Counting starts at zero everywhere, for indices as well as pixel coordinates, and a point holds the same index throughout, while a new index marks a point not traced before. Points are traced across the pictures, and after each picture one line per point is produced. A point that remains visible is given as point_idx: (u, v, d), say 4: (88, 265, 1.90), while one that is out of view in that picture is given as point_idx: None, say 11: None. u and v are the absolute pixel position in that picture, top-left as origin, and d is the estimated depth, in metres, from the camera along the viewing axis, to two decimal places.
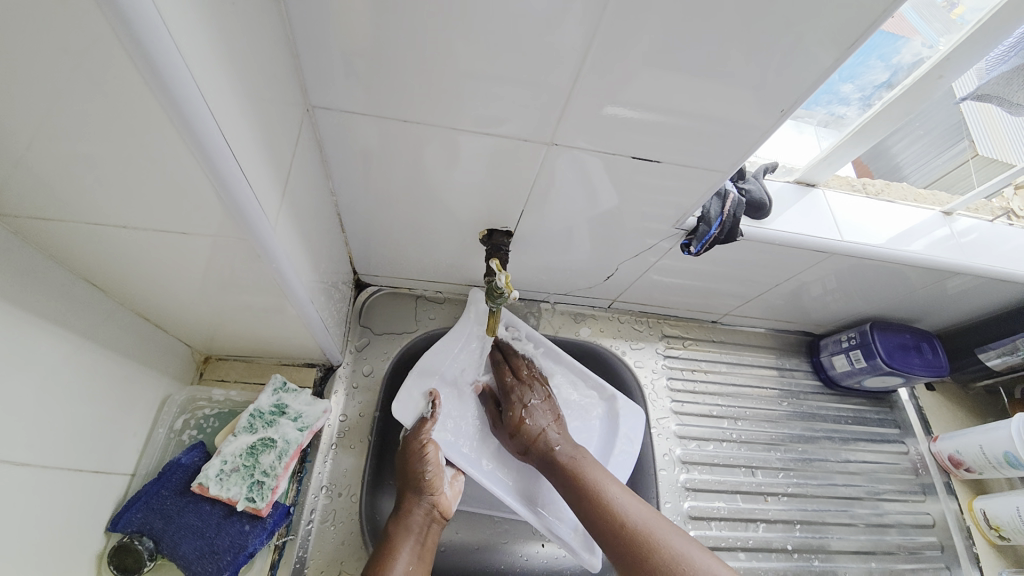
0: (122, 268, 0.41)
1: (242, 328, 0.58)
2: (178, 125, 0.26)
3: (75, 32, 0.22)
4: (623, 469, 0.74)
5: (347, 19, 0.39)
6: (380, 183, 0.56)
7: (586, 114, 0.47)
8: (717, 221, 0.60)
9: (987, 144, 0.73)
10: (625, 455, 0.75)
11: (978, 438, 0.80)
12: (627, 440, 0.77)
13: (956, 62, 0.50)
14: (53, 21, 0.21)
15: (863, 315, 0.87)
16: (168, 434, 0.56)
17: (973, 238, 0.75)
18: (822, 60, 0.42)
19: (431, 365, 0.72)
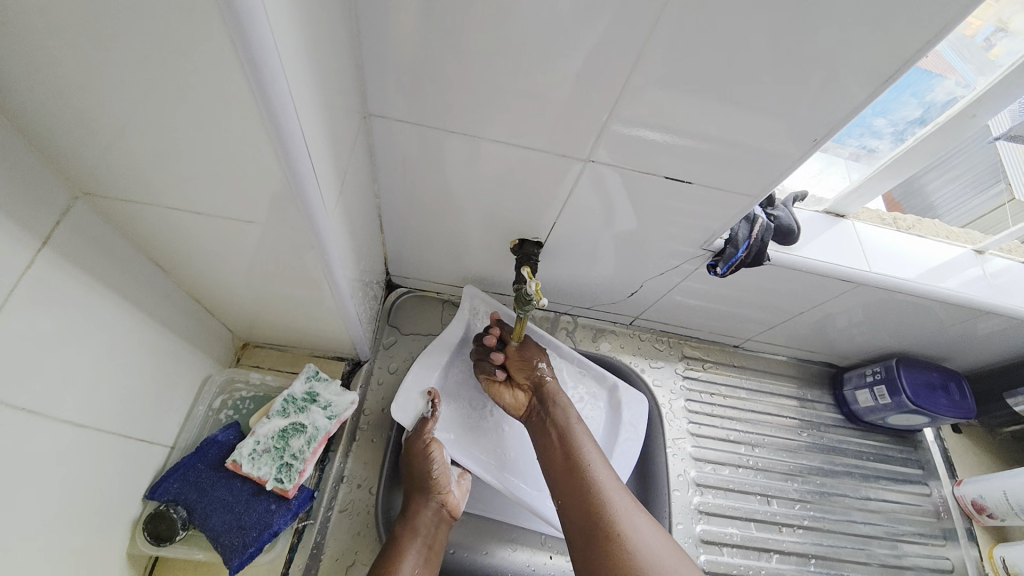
0: (186, 249, 0.45)
1: (282, 318, 0.61)
2: (265, 122, 0.30)
3: (195, 37, 0.25)
4: (628, 458, 0.76)
5: (410, 37, 0.42)
6: (422, 190, 0.60)
7: (624, 135, 0.49)
8: (745, 245, 0.62)
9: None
10: (630, 443, 0.77)
11: (1001, 483, 0.78)
12: (631, 428, 0.79)
13: (991, 103, 0.51)
14: (180, 27, 0.24)
15: (889, 350, 0.86)
16: (207, 411, 0.60)
17: (1006, 278, 0.74)
18: (858, 94, 0.43)
19: (430, 365, 0.72)
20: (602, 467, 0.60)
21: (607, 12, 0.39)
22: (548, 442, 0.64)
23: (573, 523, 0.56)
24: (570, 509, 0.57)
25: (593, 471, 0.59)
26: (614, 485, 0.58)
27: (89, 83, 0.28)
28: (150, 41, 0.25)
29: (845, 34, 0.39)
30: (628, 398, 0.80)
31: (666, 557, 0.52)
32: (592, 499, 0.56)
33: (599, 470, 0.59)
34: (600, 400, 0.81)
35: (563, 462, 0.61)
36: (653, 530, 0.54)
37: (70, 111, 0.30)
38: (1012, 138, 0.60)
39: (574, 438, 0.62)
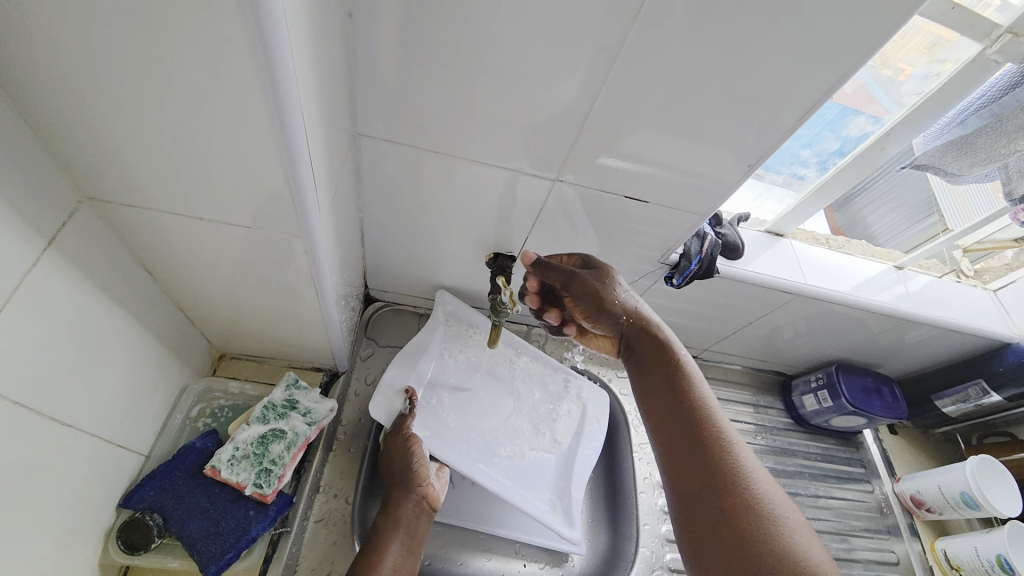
0: (178, 253, 0.47)
1: (263, 329, 0.63)
2: (276, 134, 0.34)
3: (224, 60, 0.29)
4: (593, 447, 0.80)
5: (399, 67, 0.47)
6: (403, 206, 0.64)
7: (588, 158, 0.56)
8: (697, 259, 0.68)
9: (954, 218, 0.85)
10: (594, 435, 0.81)
11: (937, 478, 0.86)
12: (595, 421, 0.83)
13: (896, 137, 0.60)
14: (213, 50, 0.28)
15: (830, 357, 0.95)
16: (184, 420, 0.61)
17: (922, 289, 0.84)
18: (786, 128, 0.51)
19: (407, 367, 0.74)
20: (722, 419, 0.54)
21: (574, 51, 0.45)
22: (656, 389, 0.59)
23: (688, 474, 0.51)
24: (684, 459, 0.52)
25: (713, 422, 0.54)
26: (737, 441, 0.53)
27: (117, 93, 0.31)
28: (184, 61, 0.29)
29: (772, 78, 0.47)
30: (588, 395, 0.84)
31: (794, 521, 0.46)
32: (715, 452, 0.51)
33: (721, 422, 0.54)
34: (566, 395, 0.84)
35: (677, 409, 0.55)
36: (780, 489, 0.49)
37: (94, 117, 0.33)
38: (920, 166, 0.69)
39: (690, 387, 0.57)
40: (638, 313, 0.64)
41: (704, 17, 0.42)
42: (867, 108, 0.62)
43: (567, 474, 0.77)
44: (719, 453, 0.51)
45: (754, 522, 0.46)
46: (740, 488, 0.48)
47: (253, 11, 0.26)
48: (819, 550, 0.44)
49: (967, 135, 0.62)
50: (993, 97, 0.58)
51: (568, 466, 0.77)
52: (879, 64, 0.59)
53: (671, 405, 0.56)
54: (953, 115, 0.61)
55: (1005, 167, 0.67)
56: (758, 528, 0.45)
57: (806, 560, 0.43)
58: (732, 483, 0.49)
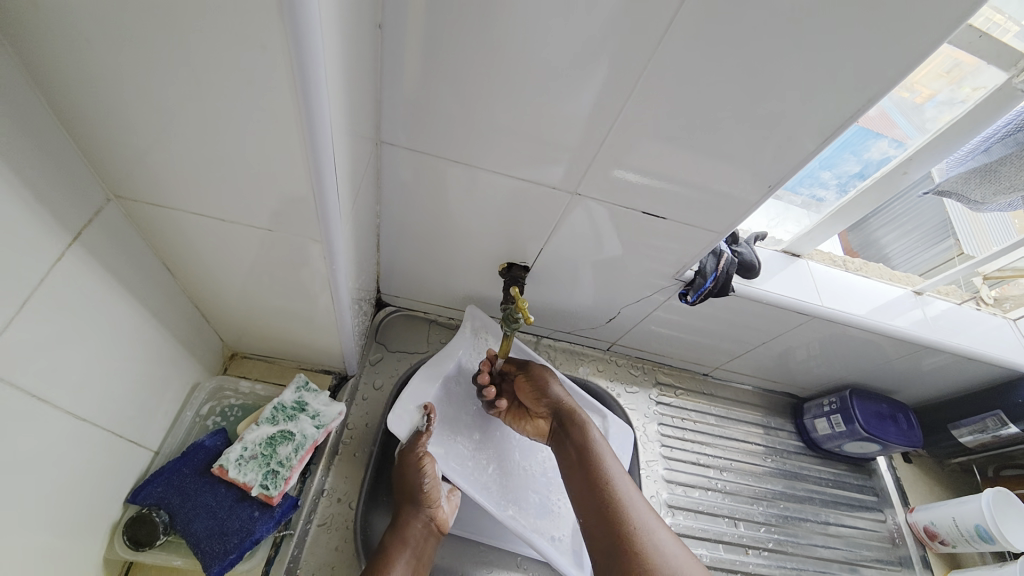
0: (198, 253, 0.48)
1: (276, 330, 0.63)
2: (302, 139, 0.34)
3: (259, 68, 0.30)
4: None
5: (424, 76, 0.48)
6: (419, 213, 0.64)
7: (607, 172, 0.55)
8: (712, 276, 0.67)
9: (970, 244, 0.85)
10: None
11: (951, 510, 0.83)
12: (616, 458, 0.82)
13: (919, 161, 0.59)
14: (250, 59, 0.29)
15: (844, 380, 0.94)
16: (194, 417, 0.61)
17: (940, 316, 0.83)
18: (809, 149, 0.50)
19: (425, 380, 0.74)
20: (624, 479, 0.61)
21: (599, 67, 0.45)
22: (576, 471, 0.63)
23: (600, 543, 0.55)
24: (597, 531, 0.56)
25: (623, 492, 0.59)
26: (644, 509, 0.58)
27: (154, 95, 0.32)
28: (224, 69, 0.30)
29: (797, 98, 0.46)
30: (615, 429, 0.83)
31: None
32: (624, 519, 0.56)
33: (628, 491, 0.59)
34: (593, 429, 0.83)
35: (591, 484, 0.60)
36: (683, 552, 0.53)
37: (130, 118, 0.34)
38: (943, 191, 0.68)
39: (603, 461, 0.62)
40: (566, 399, 0.71)
41: (732, 36, 0.42)
42: (890, 131, 0.62)
43: (579, 510, 0.75)
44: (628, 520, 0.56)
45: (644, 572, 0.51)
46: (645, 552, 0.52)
47: (292, 21, 0.27)
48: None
49: (991, 163, 0.61)
50: (1018, 126, 0.58)
51: (581, 502, 0.76)
52: (901, 88, 0.59)
53: (589, 482, 0.61)
54: (978, 141, 0.61)
55: None
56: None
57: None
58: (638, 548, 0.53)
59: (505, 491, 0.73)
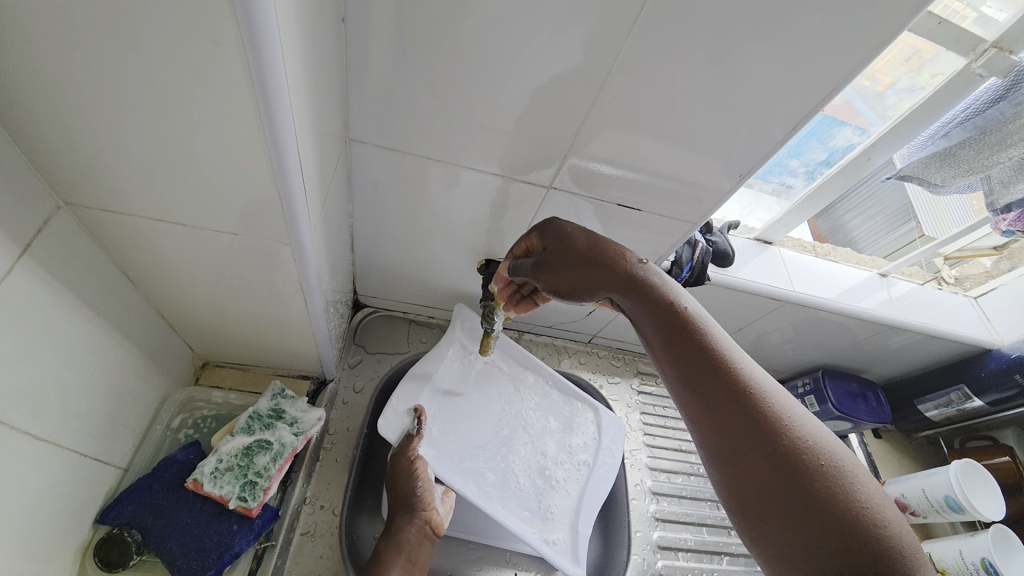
0: (159, 260, 0.46)
1: (247, 336, 0.61)
2: (265, 139, 0.33)
3: (214, 66, 0.28)
4: (604, 480, 0.79)
5: (391, 71, 0.47)
6: (393, 211, 0.63)
7: (581, 166, 0.55)
8: (688, 266, 0.68)
9: (931, 225, 0.87)
10: (606, 467, 0.80)
11: (921, 482, 0.87)
12: (608, 453, 0.82)
13: (882, 148, 0.61)
14: (204, 57, 0.28)
15: (816, 362, 0.97)
16: (165, 431, 0.59)
17: (906, 297, 0.86)
18: (777, 138, 0.51)
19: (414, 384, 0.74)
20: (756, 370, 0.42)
21: (571, 60, 0.45)
22: (679, 354, 0.44)
23: (734, 438, 0.39)
24: (725, 424, 0.40)
25: (744, 373, 0.42)
26: (775, 387, 0.41)
27: (102, 96, 0.30)
28: (177, 68, 0.29)
29: (764, 89, 0.47)
30: (607, 423, 0.84)
31: (856, 468, 0.37)
32: (758, 409, 0.39)
33: (762, 381, 0.41)
34: (585, 422, 0.84)
35: (702, 369, 0.42)
36: (832, 435, 0.39)
37: (75, 120, 0.32)
38: (903, 177, 0.70)
39: (705, 334, 0.44)
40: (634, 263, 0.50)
41: (699, 28, 0.42)
42: (853, 120, 0.63)
43: (577, 509, 0.75)
44: (763, 409, 0.39)
45: (835, 506, 0.35)
46: (798, 449, 0.37)
47: (247, 17, 0.26)
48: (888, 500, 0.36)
49: (950, 147, 0.64)
50: (976, 110, 0.59)
51: (578, 501, 0.76)
52: (864, 77, 0.60)
53: (697, 367, 0.43)
54: (938, 126, 0.63)
55: (986, 180, 0.68)
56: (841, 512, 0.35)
57: (887, 529, 0.34)
58: (789, 445, 0.37)
59: (498, 493, 0.72)
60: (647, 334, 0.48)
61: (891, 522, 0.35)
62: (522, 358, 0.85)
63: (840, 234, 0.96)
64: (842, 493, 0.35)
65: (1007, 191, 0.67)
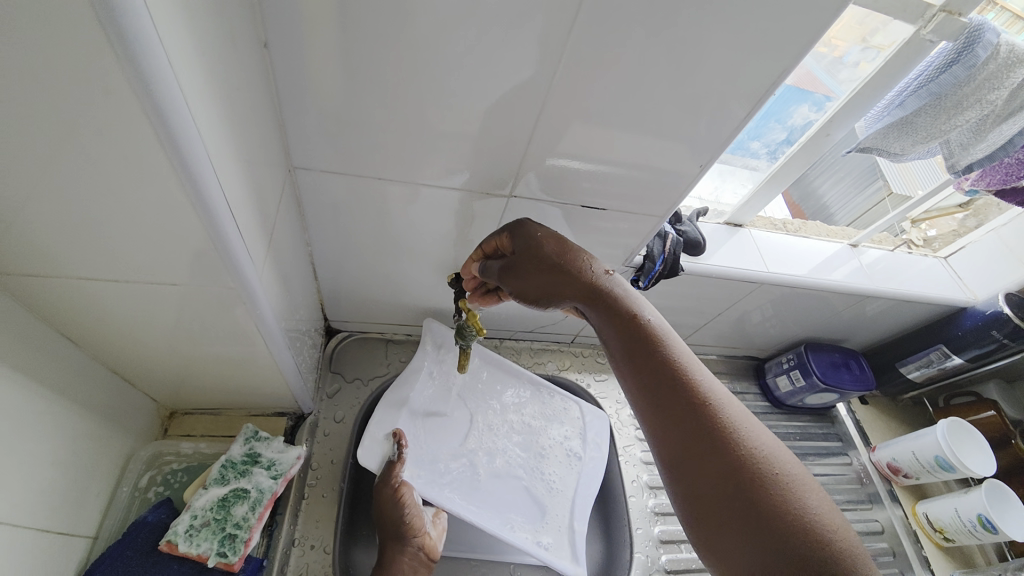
0: (98, 319, 0.43)
1: (213, 380, 0.58)
2: (186, 182, 0.30)
3: (112, 114, 0.26)
4: (595, 474, 0.78)
5: (327, 90, 0.44)
6: (353, 237, 0.61)
7: (540, 168, 0.54)
8: (661, 258, 0.67)
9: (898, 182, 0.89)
10: (595, 461, 0.80)
11: (912, 444, 0.88)
12: (595, 446, 0.82)
13: (839, 122, 0.61)
14: (96, 105, 0.25)
15: (798, 338, 0.97)
16: (132, 492, 0.56)
17: (877, 264, 0.86)
18: (733, 123, 0.51)
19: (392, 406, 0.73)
20: (703, 374, 0.45)
21: (514, 63, 0.43)
22: (636, 362, 0.46)
23: (665, 424, 0.42)
24: (659, 405, 0.43)
25: (697, 382, 0.44)
26: (719, 392, 0.44)
27: None
28: (67, 119, 0.26)
29: (714, 74, 0.46)
30: (591, 417, 0.83)
31: (802, 483, 0.38)
32: (682, 392, 0.43)
33: (700, 376, 0.44)
34: (571, 413, 0.84)
35: (656, 380, 0.44)
36: (783, 447, 0.41)
37: None
38: (864, 149, 0.70)
39: (666, 347, 0.46)
40: (601, 277, 0.51)
41: (640, 20, 0.41)
42: (815, 87, 0.62)
43: (570, 505, 0.74)
44: (714, 419, 0.41)
45: (765, 493, 0.37)
46: (727, 441, 0.40)
47: (132, 57, 0.24)
48: (844, 525, 0.37)
49: (908, 116, 0.63)
50: (930, 77, 0.60)
51: (571, 495, 0.75)
52: (820, 48, 0.58)
53: (652, 376, 0.45)
54: (893, 96, 0.63)
55: (946, 143, 0.68)
56: (769, 500, 0.37)
57: (816, 524, 0.36)
58: (736, 452, 0.39)
59: (511, 517, 0.71)
60: (607, 334, 0.49)
61: (824, 518, 0.36)
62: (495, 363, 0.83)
63: (811, 199, 0.95)
64: (771, 491, 0.37)
65: (967, 152, 0.68)
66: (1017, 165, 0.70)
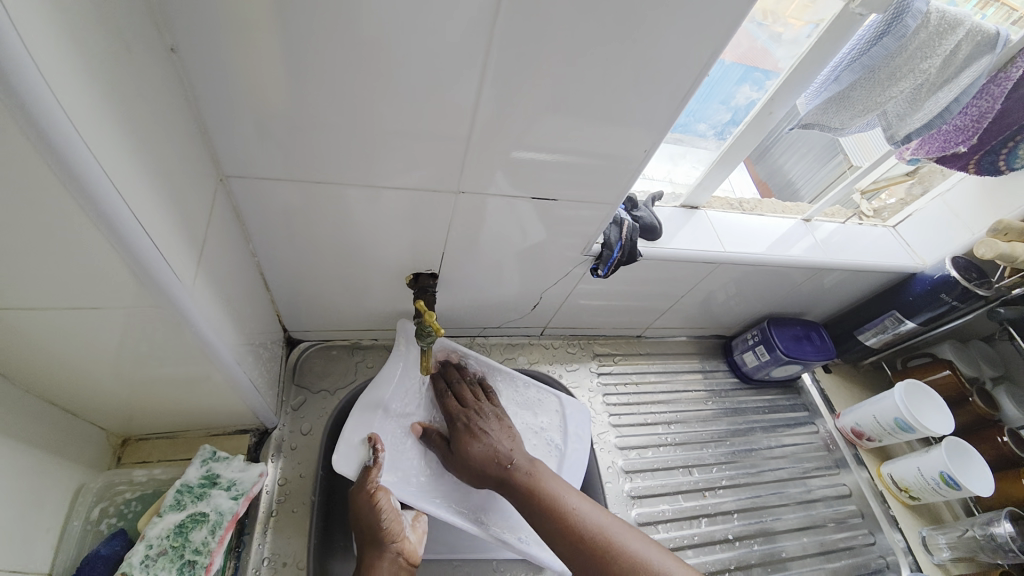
0: (21, 353, 0.40)
1: (163, 404, 0.56)
2: (82, 201, 0.28)
3: None
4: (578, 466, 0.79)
5: (247, 94, 0.42)
6: (301, 244, 0.59)
7: (486, 162, 0.53)
8: (618, 246, 0.68)
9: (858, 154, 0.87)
10: (577, 452, 0.80)
11: (871, 409, 0.92)
12: (578, 437, 0.82)
13: (780, 101, 0.62)
14: None
15: (761, 314, 1.00)
16: (84, 526, 0.53)
17: (831, 238, 0.88)
18: (673, 107, 0.50)
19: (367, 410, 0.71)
20: (578, 500, 0.62)
21: (441, 56, 0.42)
22: (534, 516, 0.61)
23: (566, 546, 0.58)
24: (557, 533, 0.59)
25: (574, 509, 0.60)
26: (591, 510, 0.61)
27: None
28: None
29: (649, 59, 0.45)
30: (572, 409, 0.83)
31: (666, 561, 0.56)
32: (568, 521, 0.59)
33: (575, 502, 0.61)
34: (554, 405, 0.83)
35: (546, 516, 0.60)
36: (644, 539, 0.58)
37: None
38: (807, 125, 0.70)
39: (546, 487, 0.63)
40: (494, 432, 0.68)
41: (567, 5, 0.40)
42: (760, 63, 0.62)
43: None
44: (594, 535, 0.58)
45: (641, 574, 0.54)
46: (607, 546, 0.56)
47: None
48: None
49: (844, 90, 0.65)
50: (863, 49, 0.60)
51: None
52: (765, 20, 0.58)
53: (543, 513, 0.60)
54: (829, 71, 0.64)
55: (884, 116, 0.70)
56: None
57: None
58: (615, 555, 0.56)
59: (481, 516, 0.70)
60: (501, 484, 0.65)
61: None
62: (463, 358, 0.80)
63: (778, 176, 0.98)
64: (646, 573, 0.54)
65: (904, 123, 0.70)
66: (954, 130, 0.73)
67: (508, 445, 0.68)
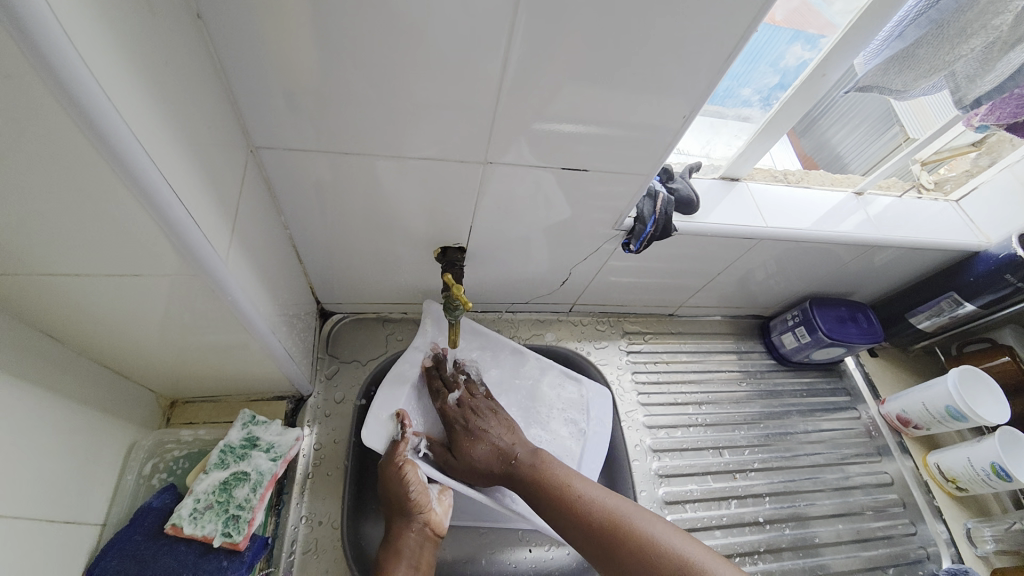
0: (73, 317, 0.43)
1: (205, 369, 0.58)
2: (117, 167, 0.29)
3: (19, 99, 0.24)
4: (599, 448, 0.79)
5: (274, 62, 0.42)
6: (331, 217, 0.59)
7: (514, 132, 0.51)
8: (651, 220, 0.65)
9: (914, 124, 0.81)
10: (597, 435, 0.80)
11: (921, 396, 0.86)
12: (599, 421, 0.82)
13: (835, 61, 0.57)
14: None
15: (803, 294, 0.95)
16: (138, 479, 0.57)
17: (885, 213, 0.82)
18: (715, 69, 0.47)
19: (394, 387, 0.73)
20: (581, 483, 0.63)
21: (467, 18, 0.40)
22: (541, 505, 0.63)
23: (574, 529, 0.60)
24: (565, 519, 0.60)
25: (578, 491, 0.62)
26: (594, 491, 0.62)
27: None
28: None
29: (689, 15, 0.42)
30: (593, 393, 0.83)
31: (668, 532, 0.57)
32: (574, 504, 0.61)
33: (580, 484, 0.63)
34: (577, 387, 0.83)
35: (553, 504, 0.61)
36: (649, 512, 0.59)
37: None
38: (863, 87, 0.65)
39: (551, 472, 0.64)
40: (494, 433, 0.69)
41: None
42: (811, 23, 0.58)
43: None
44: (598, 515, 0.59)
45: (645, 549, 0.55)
46: (612, 524, 0.58)
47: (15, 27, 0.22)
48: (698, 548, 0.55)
49: (908, 47, 0.59)
50: (929, 4, 0.55)
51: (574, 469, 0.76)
52: None
53: (550, 500, 0.62)
54: (893, 24, 0.57)
55: (952, 77, 0.63)
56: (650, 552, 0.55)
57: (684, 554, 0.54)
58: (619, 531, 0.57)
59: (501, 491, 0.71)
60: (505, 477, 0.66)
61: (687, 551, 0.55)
62: (490, 341, 0.82)
63: (824, 150, 0.91)
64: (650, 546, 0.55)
65: (974, 85, 0.63)
66: None
67: (509, 440, 0.69)
